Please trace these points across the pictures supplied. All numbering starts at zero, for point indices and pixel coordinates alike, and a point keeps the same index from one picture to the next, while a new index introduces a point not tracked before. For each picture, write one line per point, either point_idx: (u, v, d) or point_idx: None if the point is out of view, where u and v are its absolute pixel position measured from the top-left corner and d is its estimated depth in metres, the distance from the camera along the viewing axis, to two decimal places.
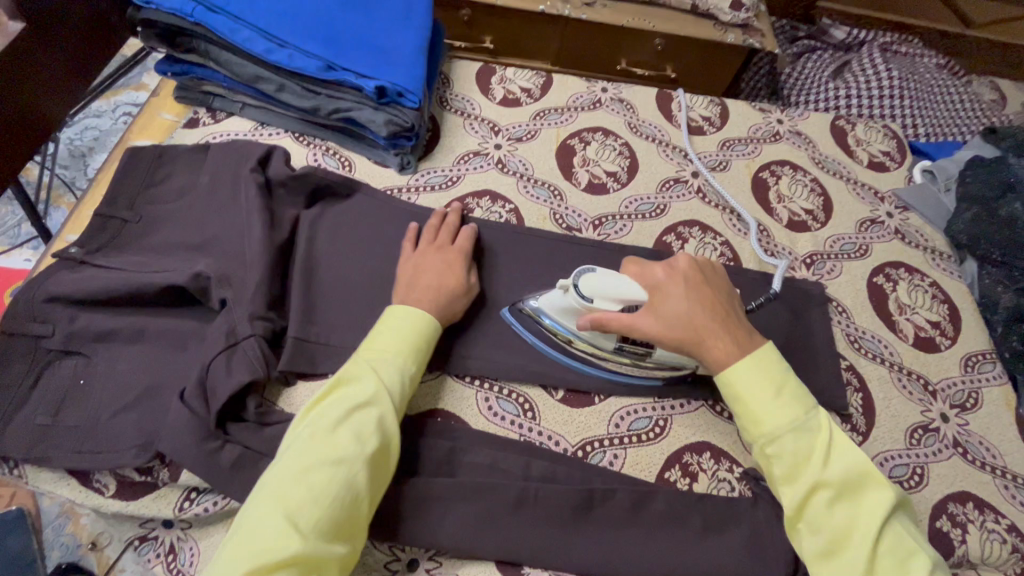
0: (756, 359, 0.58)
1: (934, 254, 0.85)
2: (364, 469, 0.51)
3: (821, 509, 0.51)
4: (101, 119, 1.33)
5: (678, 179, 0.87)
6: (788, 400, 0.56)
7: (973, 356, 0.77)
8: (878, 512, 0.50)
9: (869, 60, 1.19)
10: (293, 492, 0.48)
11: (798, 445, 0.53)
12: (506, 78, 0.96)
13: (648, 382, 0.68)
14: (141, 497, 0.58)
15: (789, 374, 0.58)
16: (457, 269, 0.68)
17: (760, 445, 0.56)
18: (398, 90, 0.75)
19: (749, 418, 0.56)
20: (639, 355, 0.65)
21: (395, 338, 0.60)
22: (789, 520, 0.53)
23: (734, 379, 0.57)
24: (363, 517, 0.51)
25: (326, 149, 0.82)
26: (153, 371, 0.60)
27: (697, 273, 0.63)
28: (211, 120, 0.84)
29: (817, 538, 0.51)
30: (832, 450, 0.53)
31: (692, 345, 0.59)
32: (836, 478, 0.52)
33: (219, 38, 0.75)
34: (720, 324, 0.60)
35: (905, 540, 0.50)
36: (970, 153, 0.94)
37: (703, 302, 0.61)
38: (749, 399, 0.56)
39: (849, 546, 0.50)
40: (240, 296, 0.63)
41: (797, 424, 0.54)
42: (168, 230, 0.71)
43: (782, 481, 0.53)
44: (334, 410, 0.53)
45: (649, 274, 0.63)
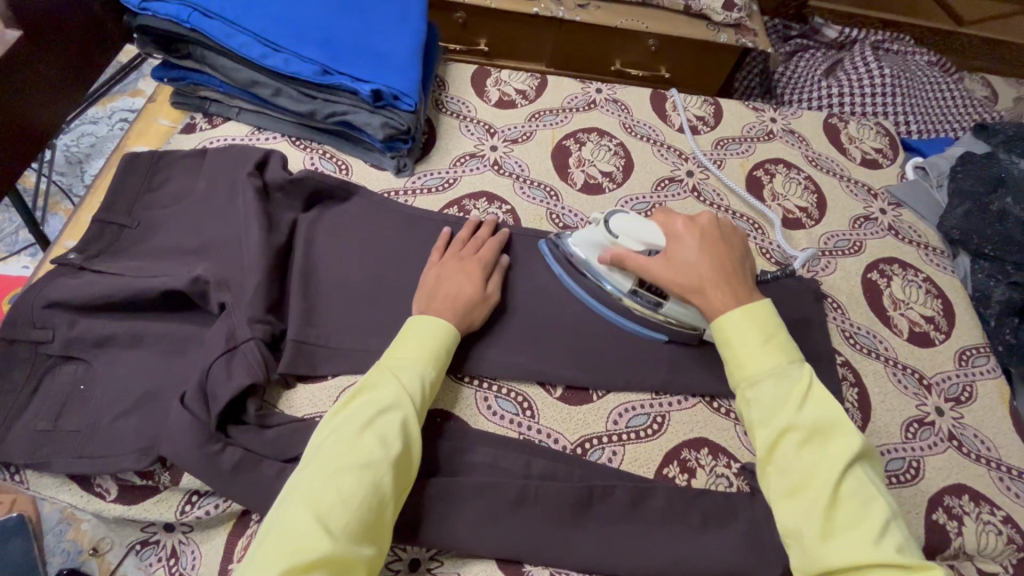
0: (751, 309, 0.58)
1: (927, 249, 0.86)
2: (390, 472, 0.52)
3: (790, 452, 0.51)
4: (97, 125, 1.33)
5: (673, 178, 0.88)
6: (773, 349, 0.56)
7: (967, 350, 0.77)
8: (844, 457, 0.50)
9: (860, 59, 1.20)
10: (322, 494, 0.49)
11: (777, 390, 0.54)
12: (501, 80, 0.97)
13: (654, 335, 0.70)
14: (142, 501, 0.58)
15: (779, 327, 0.58)
16: (479, 279, 0.68)
17: (740, 389, 0.56)
18: (394, 93, 0.75)
19: (733, 363, 0.57)
20: (651, 304, 0.68)
21: (417, 345, 0.61)
22: (760, 463, 0.54)
23: (725, 325, 0.58)
24: (389, 519, 0.51)
25: (323, 152, 0.83)
26: (153, 375, 0.61)
27: (716, 231, 0.66)
28: (208, 125, 0.84)
29: (782, 479, 0.51)
30: (810, 398, 0.53)
31: (692, 291, 0.62)
32: (809, 423, 0.52)
33: (216, 44, 0.75)
34: (723, 278, 0.61)
35: (868, 487, 0.50)
36: (962, 149, 0.95)
37: (715, 256, 0.63)
38: (737, 345, 0.57)
39: (811, 487, 0.50)
40: (240, 299, 0.64)
41: (779, 370, 0.55)
42: (166, 235, 0.71)
43: (756, 424, 0.54)
44: (360, 413, 0.54)
45: (672, 223, 0.66)
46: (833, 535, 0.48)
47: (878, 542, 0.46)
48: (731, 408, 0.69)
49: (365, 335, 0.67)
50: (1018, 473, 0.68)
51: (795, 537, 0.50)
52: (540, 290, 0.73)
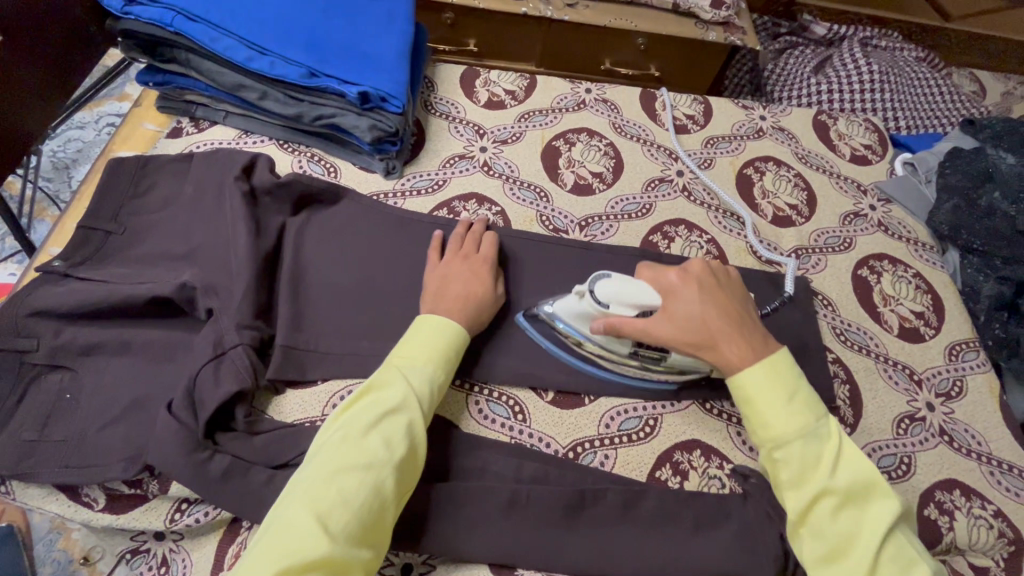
0: (768, 365, 0.57)
1: (916, 244, 0.86)
2: (393, 474, 0.52)
3: (825, 517, 0.51)
4: (84, 130, 1.32)
5: (663, 178, 0.88)
6: (800, 409, 0.55)
7: (957, 345, 0.78)
8: (881, 522, 0.50)
9: (849, 55, 1.21)
10: (324, 495, 0.48)
11: (806, 451, 0.53)
12: (490, 81, 0.97)
13: (660, 387, 0.68)
14: (131, 509, 0.58)
15: (803, 381, 0.57)
16: (486, 279, 0.68)
17: (766, 449, 0.55)
18: (382, 95, 0.75)
19: (759, 425, 0.56)
20: (653, 360, 0.65)
21: (424, 347, 0.60)
22: (791, 525, 0.53)
23: (748, 385, 0.56)
24: (388, 521, 0.51)
25: (311, 156, 0.82)
26: (141, 383, 0.60)
27: (711, 279, 0.63)
28: (195, 130, 0.83)
29: (817, 543, 0.51)
30: (842, 460, 0.53)
31: (705, 347, 0.59)
32: (843, 488, 0.52)
33: (200, 47, 0.75)
34: (734, 329, 0.59)
35: (906, 550, 0.50)
36: (949, 144, 0.95)
37: (718, 306, 0.60)
38: (765, 406, 0.55)
39: (850, 555, 0.50)
40: (227, 305, 0.63)
41: (807, 432, 0.54)
42: (153, 241, 0.71)
43: (787, 486, 0.53)
44: (365, 415, 0.54)
45: (663, 278, 0.63)
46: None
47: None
48: (722, 409, 0.69)
49: (355, 339, 0.67)
50: (1009, 467, 0.68)
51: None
52: (531, 292, 0.73)
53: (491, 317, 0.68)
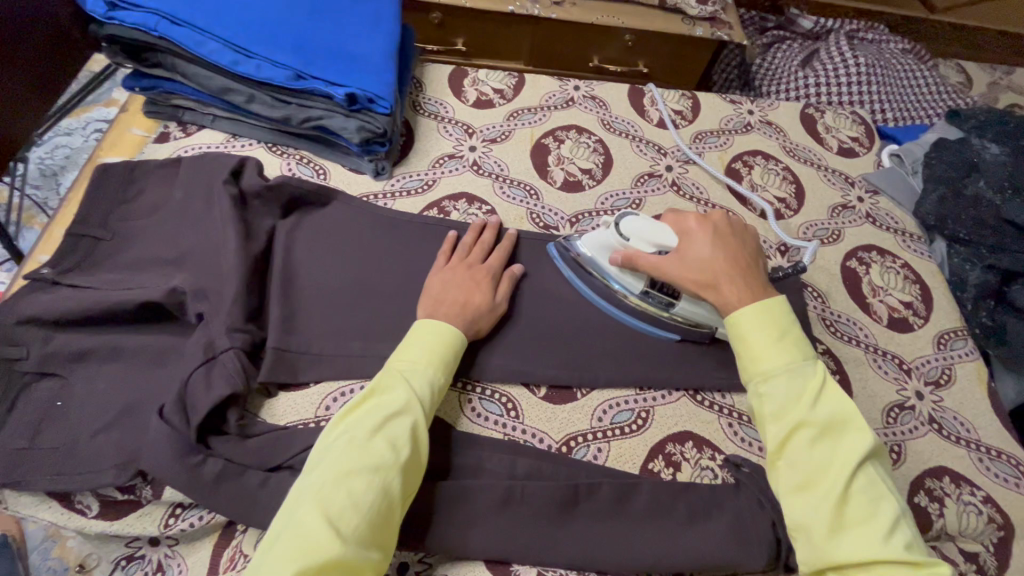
0: (766, 306, 0.59)
1: (904, 236, 0.86)
2: (400, 476, 0.52)
3: (802, 447, 0.52)
4: (71, 136, 1.31)
5: (652, 174, 0.88)
6: (788, 346, 0.56)
7: (945, 334, 0.78)
8: (856, 454, 0.50)
9: (836, 49, 1.21)
10: (333, 497, 0.48)
11: (791, 386, 0.54)
12: (478, 80, 0.97)
13: (666, 334, 0.71)
14: (126, 515, 0.58)
15: (794, 325, 0.58)
16: (485, 287, 0.68)
17: (754, 384, 0.57)
18: (369, 96, 0.75)
19: (748, 358, 0.58)
20: (663, 304, 0.69)
21: (426, 350, 0.61)
22: (770, 457, 0.54)
23: (740, 320, 0.59)
24: (395, 524, 0.51)
25: (300, 158, 0.82)
26: (132, 389, 0.60)
27: (728, 229, 0.67)
28: (183, 134, 0.83)
29: (792, 473, 0.52)
30: (824, 395, 0.54)
31: (706, 287, 0.63)
32: (822, 420, 0.52)
33: (185, 51, 0.74)
34: (739, 273, 0.63)
35: (878, 484, 0.50)
36: (935, 135, 0.95)
37: (728, 253, 0.65)
38: (754, 341, 0.57)
39: (823, 485, 0.50)
40: (218, 309, 0.63)
41: (793, 367, 0.55)
42: (142, 246, 0.70)
43: (768, 417, 0.54)
44: (370, 417, 0.54)
45: (683, 223, 0.68)
46: (843, 532, 0.48)
47: (888, 538, 0.47)
48: (714, 401, 0.69)
49: (347, 341, 0.67)
50: (997, 454, 0.69)
51: (802, 531, 0.50)
52: (522, 290, 0.73)
53: (491, 326, 0.68)
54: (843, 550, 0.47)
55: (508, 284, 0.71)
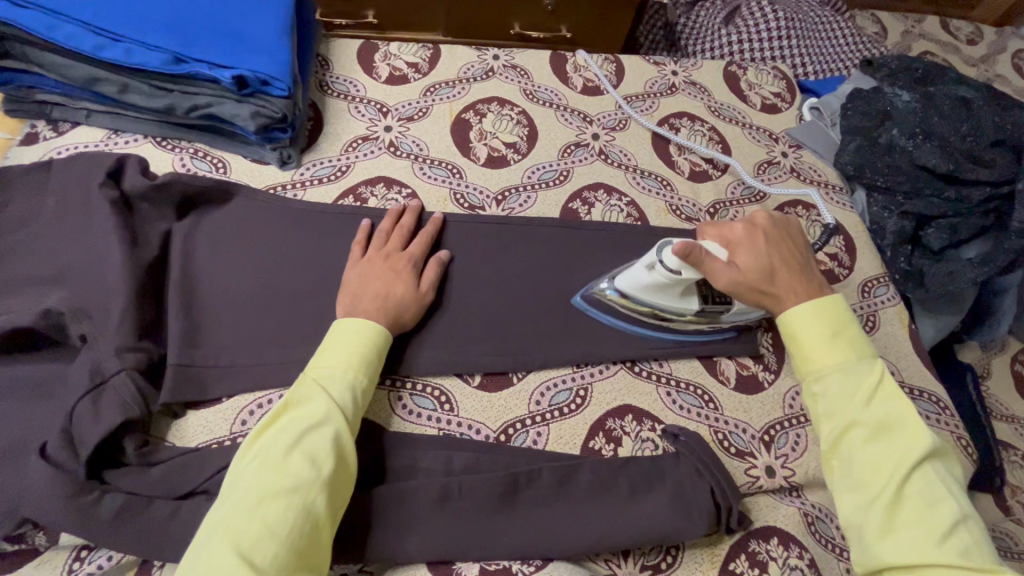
0: (818, 310, 0.60)
1: (828, 188, 0.88)
2: (324, 491, 0.48)
3: (855, 445, 0.53)
4: None
5: (579, 143, 0.85)
6: (843, 348, 0.57)
7: (869, 281, 0.80)
8: (911, 452, 0.50)
9: (756, 4, 1.20)
10: (245, 529, 0.44)
11: (844, 386, 0.55)
12: (390, 54, 0.90)
13: (721, 335, 0.70)
14: (21, 566, 0.52)
15: (849, 326, 0.59)
16: (407, 276, 0.64)
17: (807, 384, 0.58)
18: (261, 78, 0.68)
19: (802, 362, 0.59)
20: (718, 314, 0.68)
21: (344, 351, 0.56)
22: (825, 456, 0.55)
23: (793, 323, 0.60)
24: (325, 541, 0.48)
25: (194, 151, 0.75)
26: (10, 428, 0.53)
27: (777, 230, 0.67)
28: (54, 133, 0.74)
29: (845, 471, 0.53)
30: (877, 395, 0.54)
31: (767, 295, 0.63)
32: (876, 420, 0.53)
33: (35, 38, 0.65)
34: (793, 277, 0.63)
35: (937, 487, 0.49)
36: (851, 85, 0.97)
37: (779, 259, 0.64)
38: (807, 343, 0.59)
39: (874, 485, 0.50)
40: (103, 328, 0.57)
41: (846, 367, 0.56)
42: (13, 264, 0.62)
43: (822, 417, 0.56)
44: (284, 434, 0.49)
45: (730, 233, 0.66)
46: (895, 532, 0.48)
47: (940, 538, 0.46)
48: (652, 370, 0.68)
49: (260, 348, 0.62)
50: (920, 393, 0.72)
51: (855, 528, 0.51)
52: (449, 276, 0.70)
53: (418, 317, 0.64)
54: (892, 548, 0.48)
55: (432, 271, 0.67)
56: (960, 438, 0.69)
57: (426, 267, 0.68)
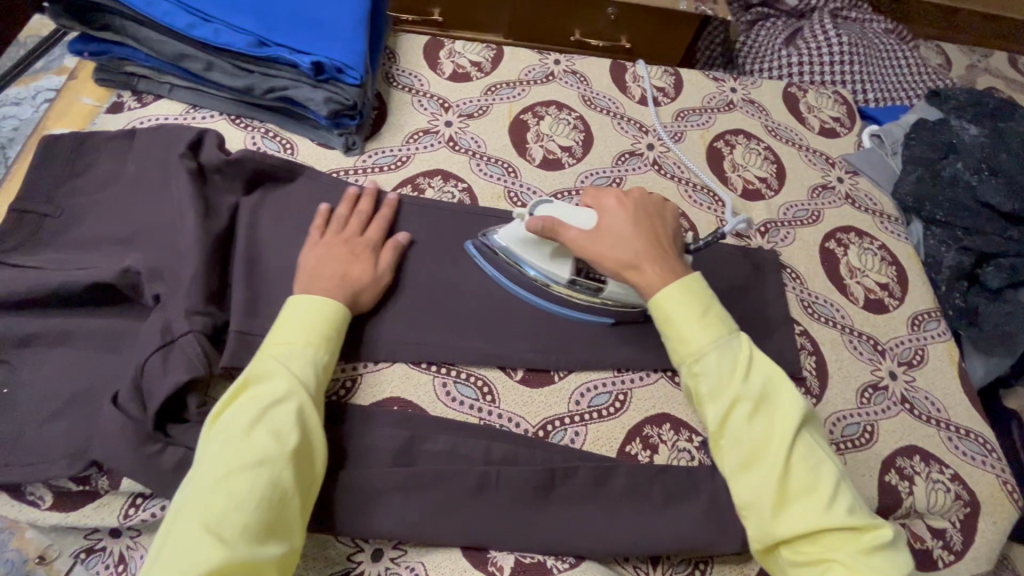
0: (692, 287, 0.59)
1: (882, 217, 0.86)
2: (289, 463, 0.50)
3: (741, 422, 0.54)
4: (19, 107, 1.14)
5: (633, 152, 0.86)
6: (710, 323, 0.58)
7: (920, 315, 0.79)
8: (789, 424, 0.53)
9: (820, 27, 1.19)
10: (213, 505, 0.46)
11: (721, 363, 0.56)
12: (455, 51, 0.93)
13: (598, 319, 0.69)
14: (82, 506, 0.55)
15: (714, 302, 0.60)
16: (365, 259, 0.65)
17: (686, 365, 0.57)
18: (337, 66, 0.71)
19: (677, 342, 0.58)
20: (592, 288, 0.67)
21: (303, 328, 0.57)
22: (712, 437, 0.55)
23: (663, 301, 0.59)
24: (294, 513, 0.49)
25: (265, 131, 0.78)
26: (83, 376, 0.56)
27: (649, 208, 0.66)
28: (138, 104, 0.78)
29: (736, 452, 0.53)
30: (752, 367, 0.56)
31: (627, 265, 0.61)
32: (755, 396, 0.54)
33: (137, 13, 0.69)
34: (655, 252, 0.62)
35: (816, 452, 0.53)
36: (916, 115, 0.95)
37: (648, 232, 0.63)
38: (677, 321, 0.58)
39: (765, 461, 0.52)
40: (175, 292, 0.60)
41: (719, 343, 0.57)
42: (93, 223, 0.66)
43: (706, 398, 0.56)
44: (245, 412, 0.51)
45: (603, 203, 0.65)
46: (788, 504, 0.51)
47: (826, 502, 0.50)
48: None
49: None
50: (965, 432, 0.71)
51: (751, 509, 0.52)
52: (439, 263, 0.71)
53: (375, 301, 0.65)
54: (788, 522, 0.50)
55: (389, 254, 0.67)
56: (1005, 482, 0.68)
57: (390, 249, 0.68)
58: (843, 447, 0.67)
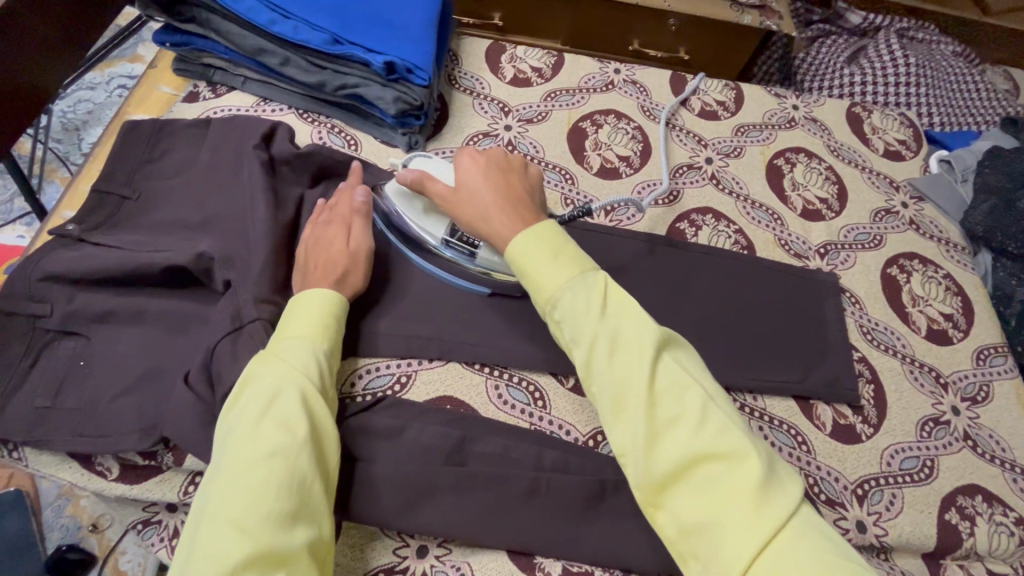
0: (544, 227, 0.58)
1: (948, 245, 0.84)
2: (304, 452, 0.49)
3: (603, 363, 0.51)
4: (95, 91, 1.30)
5: (691, 166, 0.85)
6: (566, 261, 0.56)
7: (986, 349, 0.76)
8: (647, 355, 0.50)
9: (885, 47, 1.16)
10: (234, 501, 0.45)
11: (576, 302, 0.54)
12: (517, 56, 0.93)
13: (476, 288, 0.68)
14: (146, 480, 0.57)
15: (569, 242, 0.58)
16: (335, 238, 0.64)
17: (547, 314, 0.56)
18: (407, 66, 0.72)
19: (534, 288, 0.56)
20: (466, 252, 0.66)
21: (306, 320, 0.57)
22: (584, 385, 0.53)
23: (517, 250, 0.57)
24: (318, 500, 0.48)
25: (332, 127, 0.79)
26: (155, 355, 0.58)
27: (507, 163, 0.65)
28: (212, 95, 0.80)
29: (604, 397, 0.51)
30: (609, 303, 0.54)
31: (479, 218, 0.61)
32: (610, 330, 0.52)
33: (222, 8, 0.72)
34: (506, 204, 0.60)
35: (681, 377, 0.50)
36: (989, 143, 0.94)
37: (501, 186, 0.62)
38: (532, 264, 0.56)
39: (631, 399, 0.49)
40: (245, 279, 0.61)
41: (574, 282, 0.55)
42: (168, 207, 0.68)
43: (570, 344, 0.54)
44: (249, 409, 0.50)
45: (461, 160, 0.64)
46: (659, 441, 0.48)
47: (697, 431, 0.47)
48: (745, 403, 0.66)
49: (373, 320, 0.65)
50: None
51: (628, 454, 0.49)
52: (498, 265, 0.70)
53: (366, 277, 0.64)
54: (662, 458, 0.47)
55: (359, 226, 0.65)
56: None
57: (364, 223, 0.66)
58: (901, 481, 0.64)
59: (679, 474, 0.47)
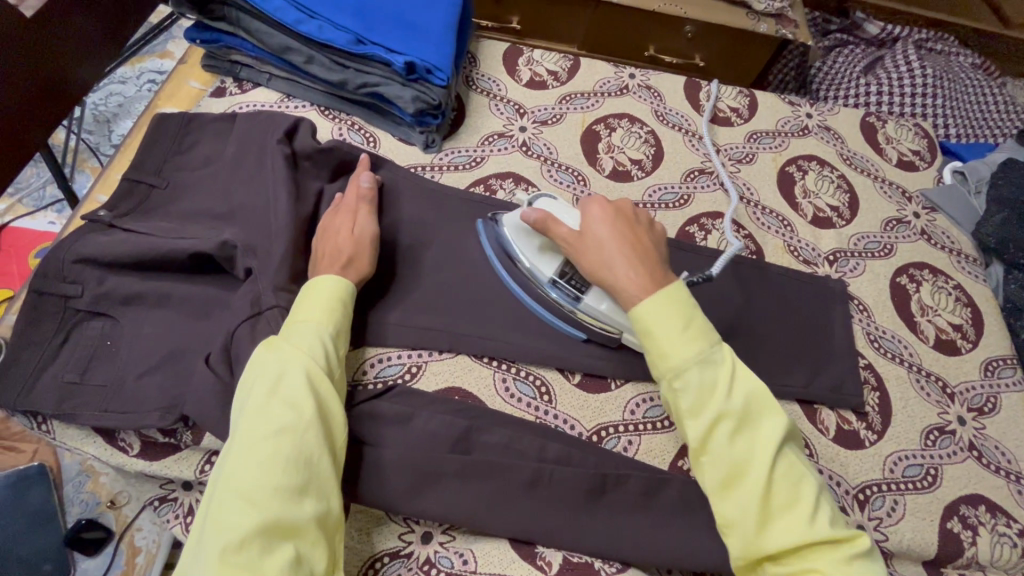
0: (675, 293, 0.55)
1: (959, 256, 0.84)
2: (310, 430, 0.50)
3: (722, 441, 0.50)
4: (125, 85, 1.35)
5: (703, 171, 0.86)
6: (694, 333, 0.53)
7: (994, 361, 0.76)
8: (773, 442, 0.49)
9: (903, 57, 1.17)
10: (243, 474, 0.47)
11: (703, 377, 0.51)
12: (533, 60, 0.95)
13: (574, 332, 0.68)
14: (165, 457, 0.60)
15: (696, 309, 0.55)
16: (338, 227, 0.66)
17: (665, 379, 0.53)
18: (427, 67, 0.74)
19: (655, 354, 0.54)
20: (571, 295, 0.66)
21: (315, 304, 0.59)
22: (692, 454, 0.52)
23: (644, 314, 0.55)
24: (326, 476, 0.50)
25: (352, 124, 0.82)
26: (178, 337, 0.61)
27: (634, 219, 0.63)
28: (238, 90, 0.83)
29: (715, 471, 0.50)
30: (735, 381, 0.52)
31: (604, 268, 0.59)
32: (739, 411, 0.50)
33: (251, 7, 0.75)
34: (637, 261, 0.59)
35: (797, 466, 0.50)
36: (1003, 155, 0.94)
37: (628, 242, 0.60)
38: (658, 332, 0.54)
39: (749, 481, 0.49)
40: (265, 266, 0.64)
41: (703, 356, 0.52)
42: (194, 197, 0.71)
43: (686, 413, 0.52)
44: (258, 388, 0.52)
45: (589, 210, 0.63)
46: (770, 522, 0.48)
47: (810, 520, 0.47)
48: None
49: (386, 311, 0.67)
50: None
51: (733, 527, 0.49)
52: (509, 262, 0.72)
53: (371, 261, 0.66)
54: (770, 540, 0.47)
55: (363, 216, 0.68)
56: None
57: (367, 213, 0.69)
58: (903, 488, 0.65)
59: (785, 555, 0.47)
